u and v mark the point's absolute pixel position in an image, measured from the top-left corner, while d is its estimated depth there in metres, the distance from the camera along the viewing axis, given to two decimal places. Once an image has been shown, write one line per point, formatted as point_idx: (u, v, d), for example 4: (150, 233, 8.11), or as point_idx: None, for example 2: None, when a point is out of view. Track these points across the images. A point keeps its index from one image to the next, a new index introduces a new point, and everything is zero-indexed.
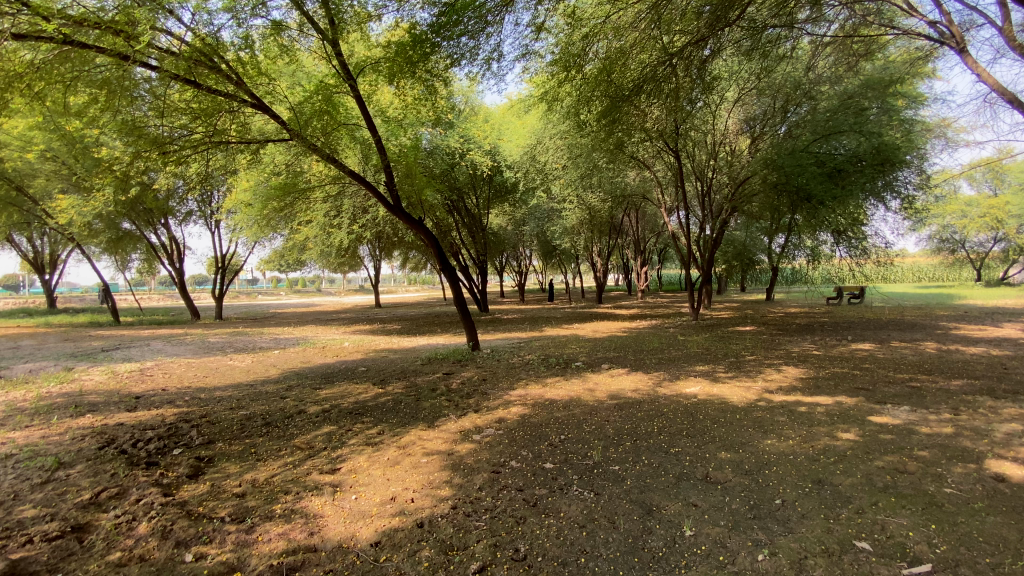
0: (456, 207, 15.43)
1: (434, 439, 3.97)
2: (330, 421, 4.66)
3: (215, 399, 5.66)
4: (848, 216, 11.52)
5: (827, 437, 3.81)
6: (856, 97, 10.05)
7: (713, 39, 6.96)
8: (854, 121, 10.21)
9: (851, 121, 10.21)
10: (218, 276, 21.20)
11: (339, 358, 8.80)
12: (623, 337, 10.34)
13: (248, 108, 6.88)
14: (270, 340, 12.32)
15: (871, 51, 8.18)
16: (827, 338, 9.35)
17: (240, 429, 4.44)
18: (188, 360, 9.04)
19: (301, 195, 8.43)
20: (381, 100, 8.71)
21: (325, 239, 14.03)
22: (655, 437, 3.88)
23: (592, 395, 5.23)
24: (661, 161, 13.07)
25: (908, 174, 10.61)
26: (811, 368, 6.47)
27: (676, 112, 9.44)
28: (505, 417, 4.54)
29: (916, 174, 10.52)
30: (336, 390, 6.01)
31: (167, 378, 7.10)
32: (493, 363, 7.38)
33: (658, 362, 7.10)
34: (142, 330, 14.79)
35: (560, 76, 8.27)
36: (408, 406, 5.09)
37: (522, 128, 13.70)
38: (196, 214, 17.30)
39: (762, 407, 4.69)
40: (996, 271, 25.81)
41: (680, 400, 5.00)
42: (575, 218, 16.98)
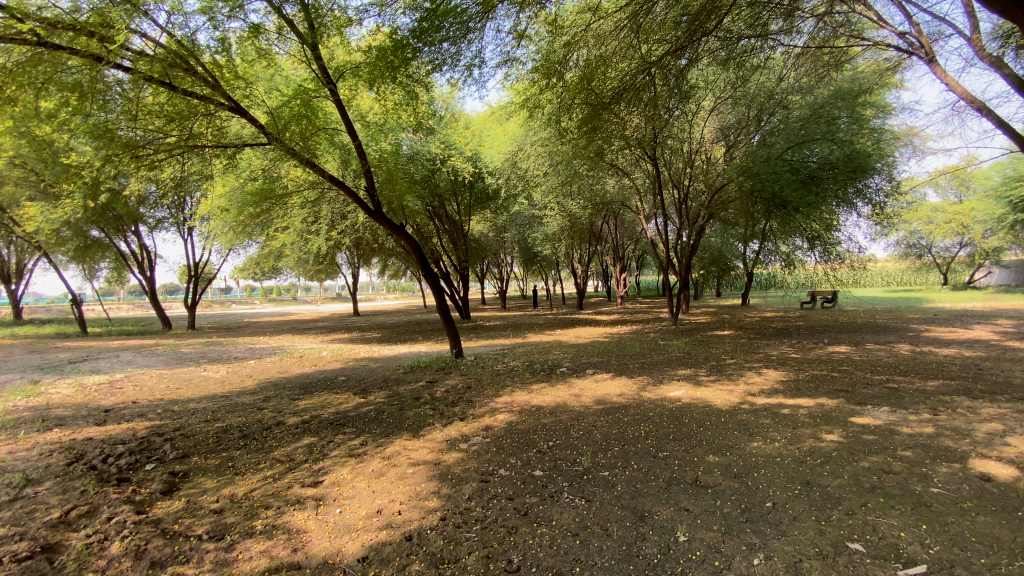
0: (437, 213, 15.35)
1: (420, 448, 3.90)
2: (310, 432, 4.52)
3: (190, 411, 5.45)
4: (821, 222, 11.82)
5: (812, 439, 3.86)
6: (827, 106, 10.35)
7: (691, 49, 7.12)
8: (825, 130, 10.50)
9: (822, 130, 10.50)
10: (191, 285, 20.65)
11: (318, 368, 8.60)
12: (606, 343, 10.37)
13: (224, 112, 6.72)
14: (246, 349, 12.00)
15: (841, 63, 8.46)
16: (805, 341, 9.52)
17: (216, 443, 4.28)
18: (160, 371, 8.73)
19: (279, 201, 8.26)
20: (361, 105, 8.58)
21: (303, 246, 13.78)
22: (643, 442, 3.87)
23: (578, 400, 5.20)
24: (640, 169, 13.23)
25: (878, 181, 10.89)
26: (791, 370, 6.57)
27: (655, 120, 9.57)
28: (492, 424, 4.47)
29: (886, 181, 10.81)
30: (316, 400, 5.86)
31: (138, 390, 6.81)
32: (477, 370, 7.29)
33: (641, 367, 7.12)
34: (111, 341, 14.27)
35: (541, 84, 8.33)
36: (391, 415, 4.99)
37: (503, 134, 13.70)
38: (168, 221, 16.82)
39: (747, 410, 4.73)
40: (961, 275, 26.80)
41: (665, 404, 5.01)
42: (556, 224, 17.04)
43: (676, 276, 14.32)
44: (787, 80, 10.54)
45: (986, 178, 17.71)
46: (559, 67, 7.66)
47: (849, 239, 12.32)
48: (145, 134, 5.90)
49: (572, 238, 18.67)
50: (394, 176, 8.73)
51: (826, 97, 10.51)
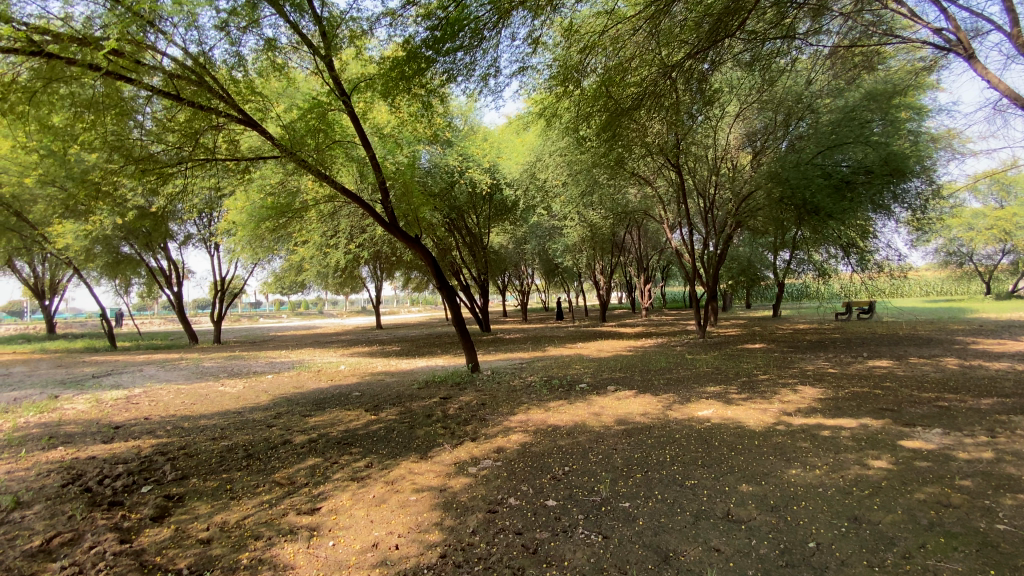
0: (456, 226, 15.23)
1: (427, 472, 3.65)
2: (315, 452, 4.33)
3: (198, 428, 5.35)
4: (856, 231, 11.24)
5: (857, 466, 3.47)
6: (859, 109, 9.86)
7: (712, 52, 6.86)
8: (857, 133, 10.02)
9: (854, 133, 10.02)
10: (217, 299, 21.00)
11: (333, 383, 8.46)
12: (629, 356, 9.97)
13: (239, 126, 6.72)
14: (265, 364, 12.01)
15: (871, 64, 8.07)
16: (842, 355, 8.96)
17: (219, 463, 4.13)
18: (178, 386, 8.74)
19: (296, 215, 8.22)
20: (377, 116, 8.49)
21: (323, 260, 13.82)
22: (668, 468, 3.54)
23: (598, 420, 4.89)
24: (662, 177, 12.87)
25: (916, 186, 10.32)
26: (828, 387, 6.10)
27: (677, 126, 9.28)
28: (505, 446, 4.20)
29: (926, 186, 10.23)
30: (326, 417, 5.69)
31: (152, 406, 6.76)
32: (494, 385, 7.03)
33: (667, 383, 6.74)
34: (137, 355, 14.51)
35: (558, 92, 8.12)
36: (400, 435, 4.76)
37: (522, 145, 13.52)
38: (195, 236, 17.20)
39: (781, 432, 4.33)
40: (1006, 283, 25.41)
41: (692, 424, 4.65)
42: (577, 235, 16.73)
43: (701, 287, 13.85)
44: (817, 84, 10.13)
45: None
46: (577, 74, 7.43)
47: (887, 248, 11.68)
48: (163, 149, 5.91)
49: (594, 249, 18.34)
50: (411, 189, 8.41)
51: (858, 100, 10.05)
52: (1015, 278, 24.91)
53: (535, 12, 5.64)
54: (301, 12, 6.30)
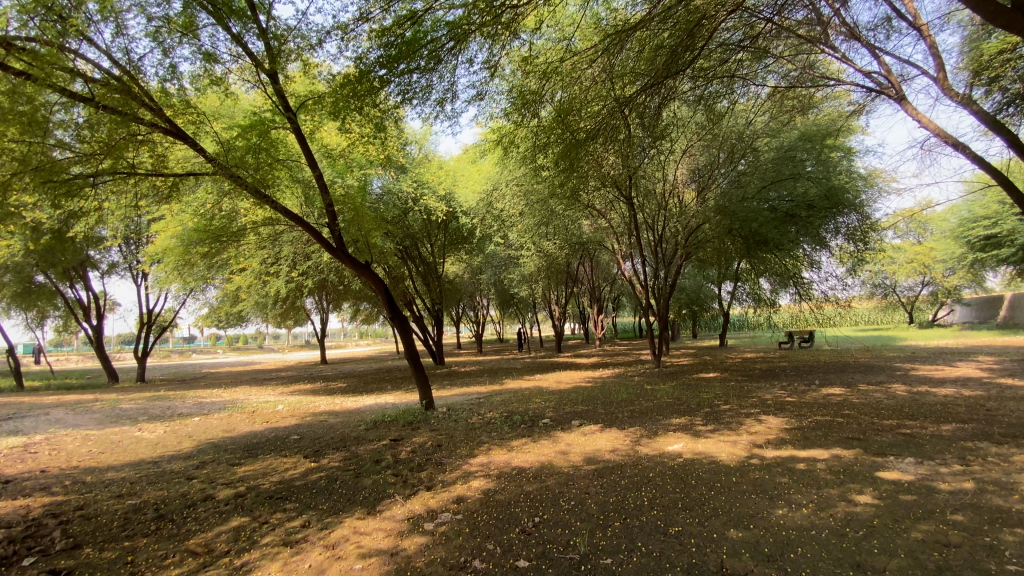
0: (409, 255, 14.78)
1: (376, 532, 3.13)
2: (242, 510, 3.69)
3: (102, 483, 4.55)
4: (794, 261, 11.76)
5: (843, 503, 3.27)
6: (794, 148, 10.30)
7: (664, 88, 6.95)
8: (794, 171, 10.44)
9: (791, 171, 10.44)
10: (143, 333, 19.27)
11: (269, 426, 7.64)
12: (589, 388, 9.71)
13: (168, 139, 6.03)
14: (193, 404, 10.86)
15: (804, 108, 8.53)
16: (796, 383, 9.06)
17: (121, 526, 3.43)
18: (86, 432, 7.64)
19: (233, 240, 7.48)
20: (326, 137, 7.99)
21: (263, 289, 12.93)
22: (648, 514, 3.21)
23: (565, 459, 4.51)
24: (615, 211, 12.96)
25: (848, 220, 10.84)
26: (792, 417, 6.01)
27: (631, 158, 9.35)
28: (465, 495, 3.74)
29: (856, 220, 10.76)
30: (259, 466, 5.00)
31: (50, 457, 5.79)
32: (450, 424, 6.52)
33: (631, 415, 6.47)
34: (44, 397, 12.90)
35: (514, 121, 7.95)
36: (344, 485, 4.19)
37: (477, 174, 13.31)
38: (119, 265, 15.81)
39: (757, 467, 4.12)
40: (926, 314, 27.43)
41: (664, 461, 4.35)
42: (533, 265, 16.57)
43: (654, 317, 13.96)
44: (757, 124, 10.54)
45: (941, 221, 18.24)
46: (534, 104, 7.30)
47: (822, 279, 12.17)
48: (80, 165, 5.15)
49: (549, 280, 18.26)
50: (362, 213, 7.97)
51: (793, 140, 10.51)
52: (933, 308, 26.96)
53: (495, 38, 5.52)
54: (245, 24, 5.89)
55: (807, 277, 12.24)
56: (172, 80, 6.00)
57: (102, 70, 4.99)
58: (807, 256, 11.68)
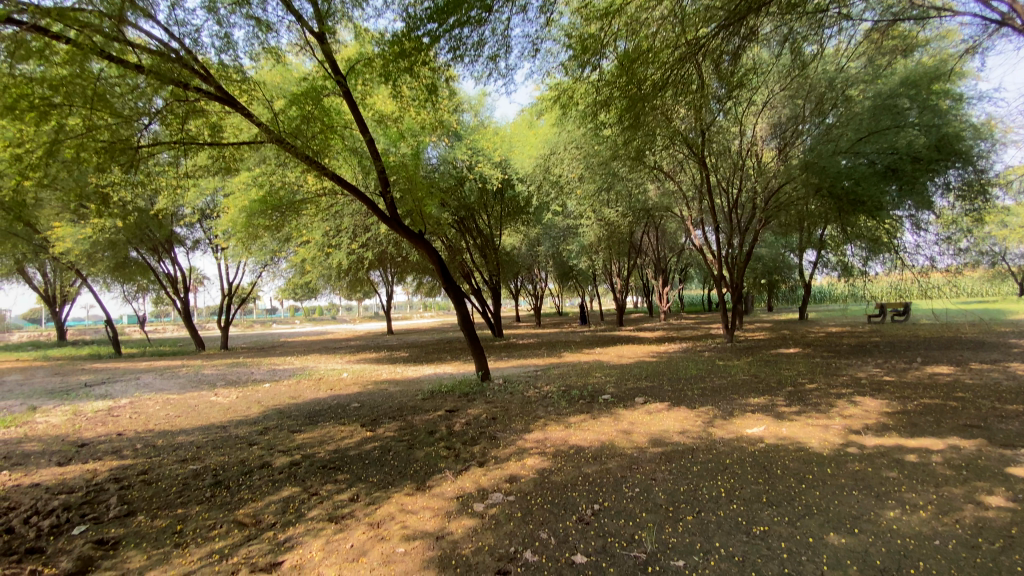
0: (467, 227, 14.60)
1: (423, 511, 2.94)
2: (293, 479, 3.65)
3: (170, 447, 4.72)
4: (895, 224, 10.28)
5: (971, 505, 2.69)
6: (896, 95, 8.86)
7: (743, 28, 6.10)
8: (897, 121, 8.97)
9: (892, 122, 9.00)
10: (225, 305, 20.65)
11: (331, 393, 7.80)
12: (652, 363, 9.18)
13: (222, 109, 5.95)
14: (267, 371, 11.44)
15: (910, 47, 7.37)
16: (893, 361, 8.05)
17: (179, 492, 3.47)
18: (168, 396, 8.17)
19: (291, 211, 7.46)
20: (379, 104, 7.74)
21: (327, 262, 13.23)
22: (726, 508, 2.80)
23: (628, 440, 4.13)
24: (685, 172, 11.98)
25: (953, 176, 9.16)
26: (892, 399, 5.26)
27: (704, 109, 8.43)
28: (518, 474, 3.48)
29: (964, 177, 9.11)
30: (316, 434, 5.02)
31: (132, 420, 6.16)
32: (505, 397, 6.30)
33: (701, 394, 5.94)
34: (140, 363, 14.12)
35: (575, 75, 7.32)
36: (396, 457, 4.06)
37: (535, 138, 12.71)
38: (201, 240, 16.87)
39: (856, 457, 3.54)
40: None
41: (742, 447, 3.86)
42: (594, 234, 15.89)
43: (726, 288, 12.97)
44: (853, 69, 9.17)
45: None
46: (595, 53, 6.64)
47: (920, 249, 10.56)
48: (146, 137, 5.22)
49: (611, 249, 17.53)
50: (416, 181, 7.72)
51: (894, 86, 9.07)
52: None
53: None
54: None
55: (907, 244, 10.68)
56: (227, 50, 5.95)
57: (159, 43, 4.95)
58: (910, 220, 10.13)
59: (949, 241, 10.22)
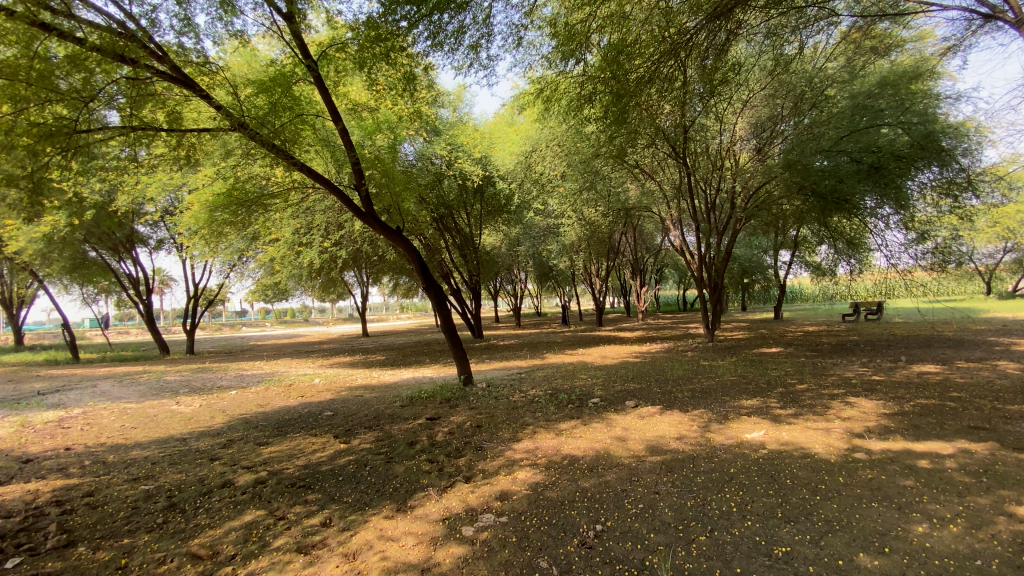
0: (446, 226, 14.27)
1: (405, 539, 2.60)
2: (259, 501, 3.26)
3: (122, 464, 4.26)
4: (864, 227, 10.37)
5: (1003, 517, 2.50)
6: (874, 95, 8.83)
7: (730, 24, 5.92)
8: (872, 121, 9.02)
9: (866, 121, 9.05)
10: (192, 307, 19.77)
11: (303, 400, 7.36)
12: (637, 364, 8.99)
13: (181, 94, 5.42)
14: (235, 377, 10.87)
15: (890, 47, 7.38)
16: (878, 360, 8.03)
17: (127, 518, 3.04)
18: (126, 405, 7.60)
19: (259, 206, 6.96)
20: (353, 94, 7.33)
21: (298, 261, 12.67)
22: (740, 526, 2.56)
23: (625, 448, 3.87)
24: (666, 171, 11.86)
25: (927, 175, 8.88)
26: (887, 400, 5.14)
27: (690, 104, 8.23)
28: (510, 490, 3.18)
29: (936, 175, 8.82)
30: (285, 446, 4.62)
31: (82, 432, 5.62)
32: (490, 402, 6.00)
33: (693, 396, 5.75)
34: (98, 369, 13.28)
35: (559, 68, 7.08)
36: (373, 473, 3.71)
37: (516, 135, 12.45)
38: (166, 240, 16.09)
39: (865, 464, 3.36)
40: (1005, 284, 24.71)
41: (745, 454, 3.64)
42: (574, 234, 15.72)
43: (706, 287, 12.93)
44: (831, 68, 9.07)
45: None
46: (580, 44, 6.35)
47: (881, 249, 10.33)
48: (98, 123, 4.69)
49: (591, 249, 17.39)
50: (392, 175, 7.33)
51: (871, 86, 9.06)
52: (1015, 278, 24.22)
53: None
54: None
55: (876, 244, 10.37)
56: (188, 33, 5.50)
57: (109, 20, 4.42)
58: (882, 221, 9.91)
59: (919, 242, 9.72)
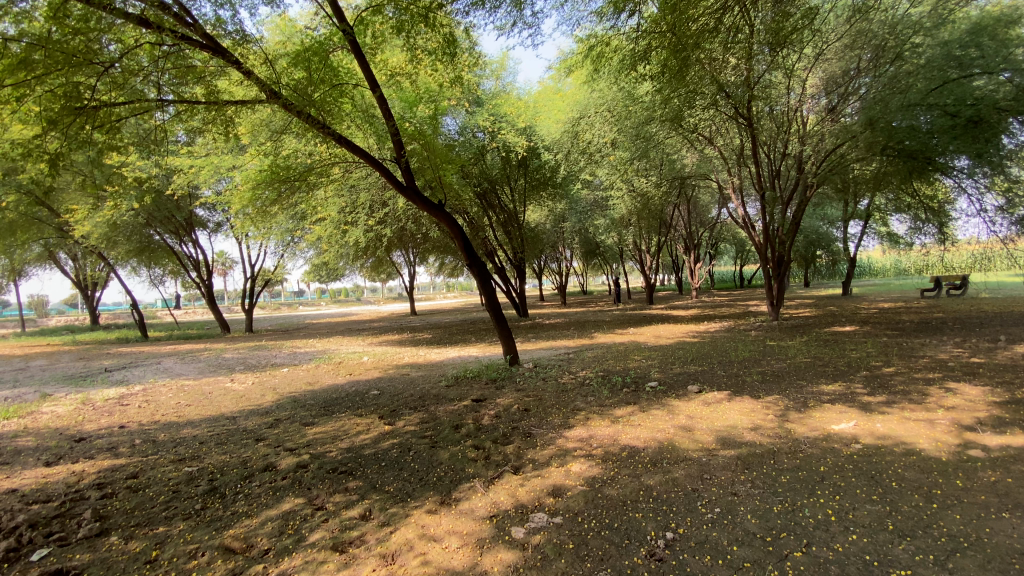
0: (491, 203, 13.95)
1: (448, 539, 2.34)
2: (298, 488, 3.10)
3: (171, 443, 4.26)
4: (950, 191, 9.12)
5: None
6: (965, 44, 7.53)
7: None
8: (964, 72, 7.55)
9: (958, 72, 7.57)
10: (249, 288, 20.55)
11: (350, 379, 7.35)
12: (694, 344, 8.44)
13: (215, 65, 5.20)
14: (288, 355, 11.12)
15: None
16: (975, 339, 7.11)
17: (166, 504, 2.95)
18: (184, 382, 7.83)
19: (302, 184, 6.84)
20: (394, 62, 7.06)
21: (343, 241, 12.73)
22: (843, 540, 2.13)
23: (691, 439, 3.47)
24: (727, 135, 10.92)
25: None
26: (997, 385, 4.43)
27: (758, 56, 7.38)
28: (564, 485, 2.86)
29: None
30: (330, 428, 4.50)
31: (140, 410, 5.78)
32: (538, 383, 5.71)
33: (762, 380, 5.22)
34: (163, 347, 13.98)
35: (610, 25, 6.50)
36: (416, 459, 3.49)
37: (562, 103, 11.82)
38: (223, 223, 16.72)
39: (987, 464, 2.81)
40: None
41: (836, 449, 3.14)
42: (625, 207, 15.00)
43: (768, 262, 11.96)
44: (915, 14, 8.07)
45: None
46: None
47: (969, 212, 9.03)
48: (139, 100, 4.58)
49: (643, 223, 16.60)
50: (434, 148, 7.01)
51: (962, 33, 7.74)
52: None
53: None
54: None
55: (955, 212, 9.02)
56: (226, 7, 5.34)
57: None
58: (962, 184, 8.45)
59: (1005, 210, 8.19)
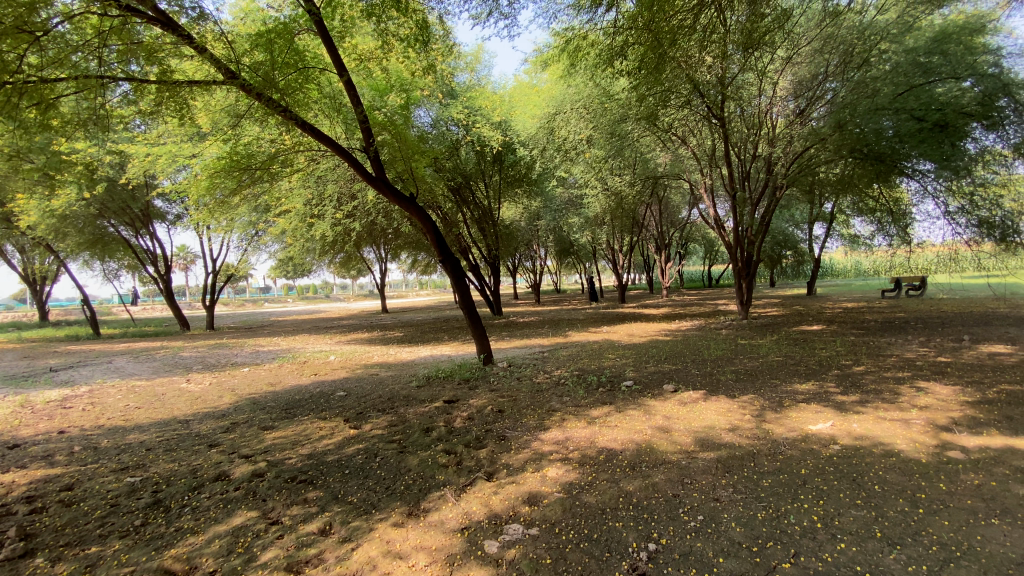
0: (465, 199, 13.71)
1: (415, 556, 2.15)
2: (252, 499, 2.86)
3: (114, 450, 3.92)
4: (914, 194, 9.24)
5: None
6: (929, 51, 7.63)
7: None
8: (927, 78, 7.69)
9: (922, 78, 7.69)
10: (211, 284, 19.72)
11: (315, 379, 7.03)
12: (668, 342, 8.42)
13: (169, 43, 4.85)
14: (251, 353, 10.65)
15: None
16: (938, 339, 7.29)
17: (102, 519, 2.66)
18: (135, 382, 7.36)
19: (264, 173, 6.48)
20: (365, 49, 6.76)
21: (310, 234, 12.29)
22: (832, 549, 2.04)
23: (670, 440, 3.37)
24: (700, 135, 10.98)
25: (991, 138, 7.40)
26: (964, 385, 4.50)
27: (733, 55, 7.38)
28: (539, 493, 2.69)
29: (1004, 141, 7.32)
30: (290, 432, 4.23)
31: (84, 413, 5.36)
32: (512, 383, 5.55)
33: (737, 379, 5.19)
34: (116, 345, 13.23)
35: (587, 18, 6.38)
36: (383, 466, 3.28)
37: (537, 98, 11.68)
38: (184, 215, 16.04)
39: (965, 466, 2.79)
40: None
41: (815, 451, 3.09)
42: (599, 205, 14.99)
43: (738, 262, 12.05)
44: (881, 21, 8.24)
45: None
46: None
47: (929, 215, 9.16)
48: (81, 76, 4.21)
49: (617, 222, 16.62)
50: (405, 139, 6.74)
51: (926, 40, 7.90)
52: None
53: None
54: None
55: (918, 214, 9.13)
56: None
57: None
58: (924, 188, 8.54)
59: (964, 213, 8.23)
